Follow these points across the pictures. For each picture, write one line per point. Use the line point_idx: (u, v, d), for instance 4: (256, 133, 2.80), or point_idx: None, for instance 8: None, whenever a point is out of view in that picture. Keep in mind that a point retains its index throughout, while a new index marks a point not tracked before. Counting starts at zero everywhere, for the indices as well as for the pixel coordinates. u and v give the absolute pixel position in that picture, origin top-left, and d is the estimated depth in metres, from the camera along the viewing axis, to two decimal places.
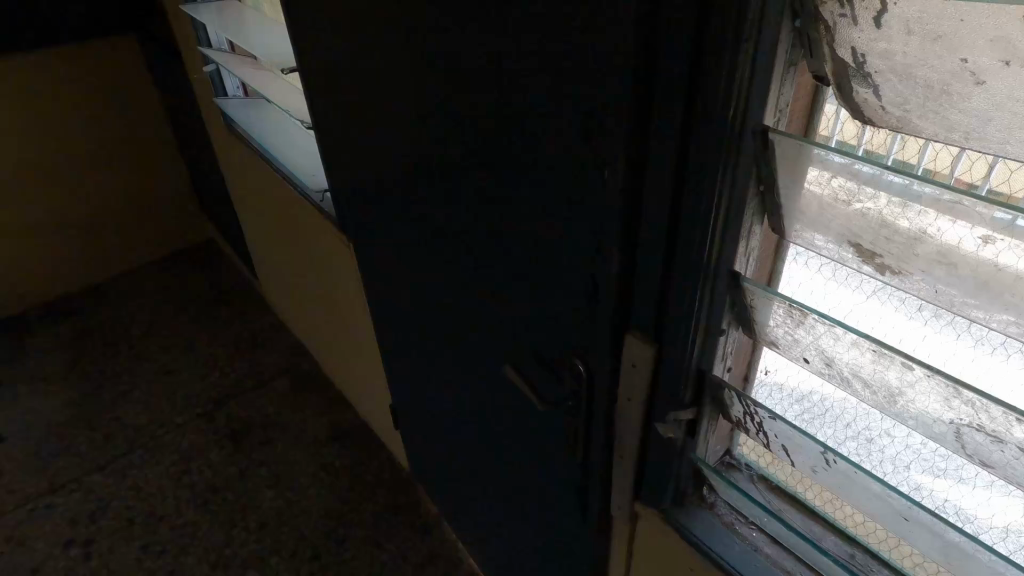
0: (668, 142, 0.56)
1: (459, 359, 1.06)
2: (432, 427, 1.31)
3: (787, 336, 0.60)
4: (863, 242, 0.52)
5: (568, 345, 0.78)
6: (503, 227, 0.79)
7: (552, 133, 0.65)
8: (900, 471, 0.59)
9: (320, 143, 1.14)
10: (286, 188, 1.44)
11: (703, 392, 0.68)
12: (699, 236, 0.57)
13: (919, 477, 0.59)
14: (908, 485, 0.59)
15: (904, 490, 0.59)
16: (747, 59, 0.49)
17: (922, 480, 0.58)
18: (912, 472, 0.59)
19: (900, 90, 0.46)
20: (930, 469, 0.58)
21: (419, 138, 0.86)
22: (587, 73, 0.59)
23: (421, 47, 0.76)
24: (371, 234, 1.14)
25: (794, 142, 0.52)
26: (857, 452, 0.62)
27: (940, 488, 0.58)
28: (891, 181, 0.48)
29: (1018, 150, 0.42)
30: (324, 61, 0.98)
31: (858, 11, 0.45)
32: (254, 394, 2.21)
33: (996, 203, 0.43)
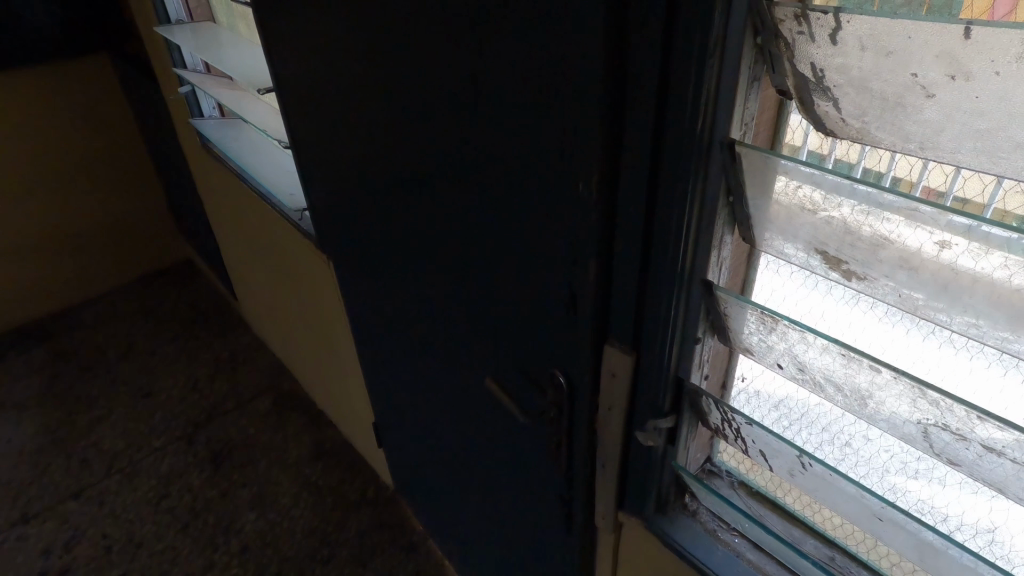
0: (641, 155, 0.58)
1: (442, 374, 1.06)
2: (420, 442, 1.31)
3: (760, 343, 0.62)
4: (828, 248, 0.53)
5: (547, 357, 0.79)
6: (481, 241, 0.81)
7: (529, 147, 0.67)
8: (875, 473, 0.61)
9: (301, 160, 1.15)
10: (265, 207, 1.45)
11: (682, 400, 0.70)
12: (673, 246, 0.60)
13: (893, 478, 0.60)
14: (883, 486, 0.60)
15: (879, 492, 0.60)
16: (712, 75, 0.51)
17: (897, 481, 0.59)
18: (887, 474, 0.60)
19: (858, 102, 0.47)
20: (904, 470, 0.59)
21: (401, 156, 0.88)
22: (559, 88, 0.61)
23: (402, 68, 0.78)
24: (355, 249, 1.14)
25: (760, 156, 0.54)
26: (832, 455, 0.64)
27: (914, 489, 0.59)
28: (853, 190, 0.49)
29: (970, 159, 0.43)
30: (306, 74, 0.99)
31: (814, 29, 0.47)
32: (233, 413, 2.12)
33: (948, 208, 0.44)
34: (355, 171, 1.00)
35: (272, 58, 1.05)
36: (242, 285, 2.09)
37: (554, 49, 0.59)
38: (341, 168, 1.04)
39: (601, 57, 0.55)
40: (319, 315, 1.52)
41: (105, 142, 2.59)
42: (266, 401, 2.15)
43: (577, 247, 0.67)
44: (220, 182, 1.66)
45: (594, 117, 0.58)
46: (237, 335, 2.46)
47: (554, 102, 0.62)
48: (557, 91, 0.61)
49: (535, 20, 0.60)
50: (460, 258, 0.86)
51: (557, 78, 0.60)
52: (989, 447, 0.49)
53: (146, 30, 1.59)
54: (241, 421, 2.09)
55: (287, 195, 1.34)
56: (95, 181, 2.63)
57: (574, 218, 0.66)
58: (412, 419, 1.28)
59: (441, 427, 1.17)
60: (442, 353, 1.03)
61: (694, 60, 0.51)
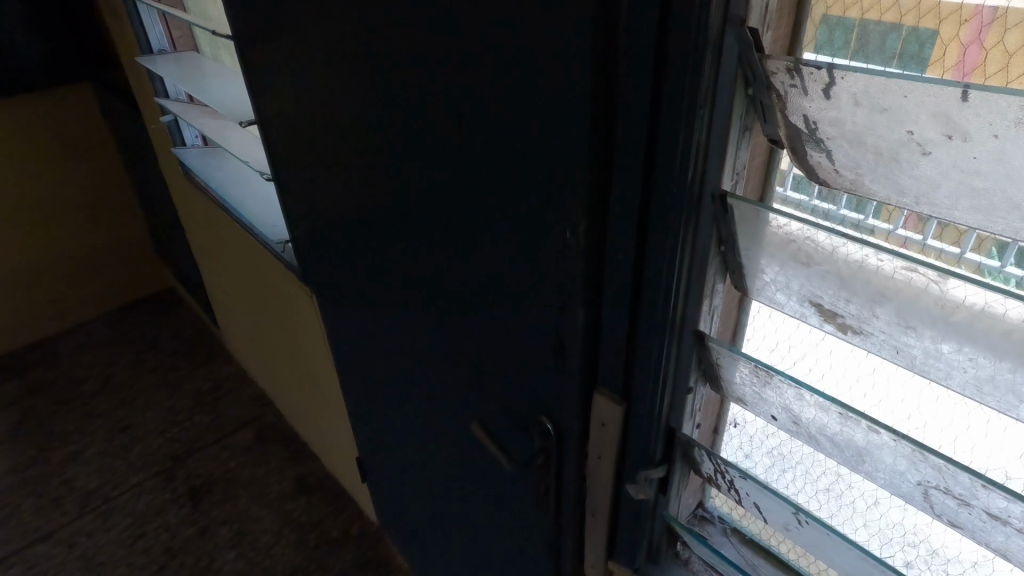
0: (631, 201, 0.56)
1: (429, 417, 1.03)
2: (406, 484, 1.27)
3: (753, 394, 0.60)
4: (823, 301, 0.52)
5: (533, 405, 0.76)
6: (468, 284, 0.79)
7: (516, 190, 0.66)
8: (875, 510, 0.62)
9: (283, 195, 1.13)
10: (247, 238, 1.42)
11: (673, 448, 0.68)
12: (664, 296, 0.58)
13: (893, 514, 0.61)
14: (886, 523, 0.61)
15: (879, 533, 0.62)
16: (702, 124, 0.50)
17: (897, 515, 0.60)
18: (888, 510, 0.61)
19: (852, 155, 0.46)
20: (902, 506, 0.60)
21: (386, 197, 0.86)
22: (545, 136, 0.59)
23: (387, 110, 0.77)
24: (339, 288, 1.12)
25: (753, 209, 0.52)
26: (828, 491, 0.65)
27: (915, 527, 0.59)
28: (850, 249, 0.48)
29: (965, 217, 0.42)
30: (289, 111, 0.98)
31: (807, 83, 0.46)
32: (213, 447, 2.07)
33: (948, 271, 0.43)
34: (340, 210, 0.98)
35: (256, 95, 1.03)
36: (224, 315, 2.05)
37: (541, 93, 0.58)
38: (326, 204, 1.02)
39: (587, 102, 0.54)
40: (303, 348, 1.50)
41: (87, 168, 2.56)
42: (248, 434, 2.11)
43: (564, 294, 0.65)
44: (203, 212, 1.64)
45: (582, 161, 0.57)
46: (219, 364, 2.42)
47: (542, 146, 0.60)
48: (545, 135, 0.59)
49: (522, 63, 0.58)
50: (447, 300, 0.84)
51: (545, 123, 0.59)
52: (994, 514, 0.47)
53: (127, 59, 1.58)
54: (221, 455, 2.04)
55: (270, 226, 1.31)
56: (76, 208, 2.59)
57: (561, 264, 0.63)
58: (398, 458, 1.24)
59: (427, 468, 1.14)
60: (429, 395, 1.00)
61: (682, 110, 0.50)
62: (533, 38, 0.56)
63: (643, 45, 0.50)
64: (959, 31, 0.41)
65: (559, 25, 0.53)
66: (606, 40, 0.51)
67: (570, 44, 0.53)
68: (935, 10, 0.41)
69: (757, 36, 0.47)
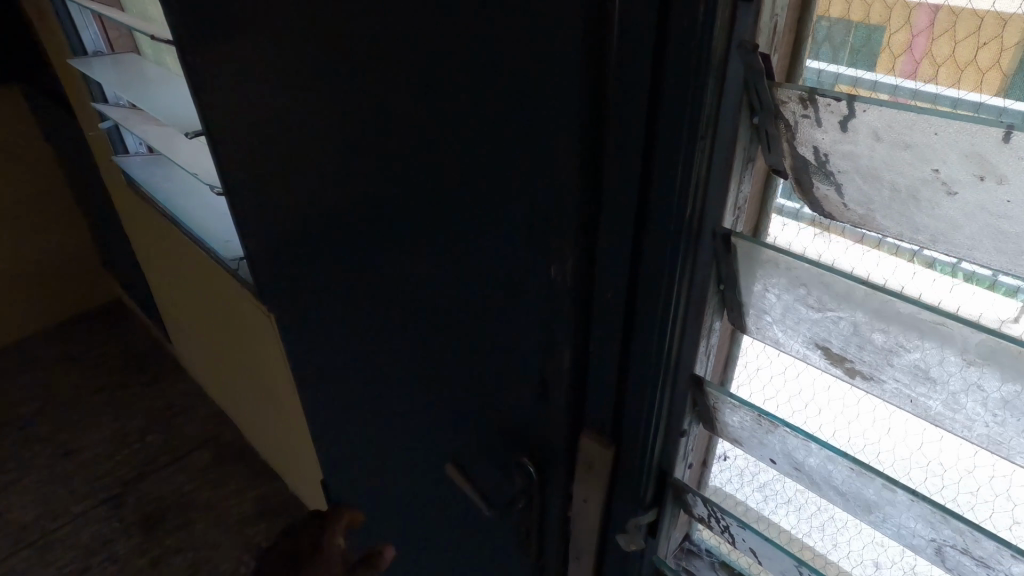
0: (622, 236, 0.51)
1: (400, 450, 0.97)
2: (376, 515, 1.21)
3: (751, 438, 0.56)
4: (831, 344, 0.48)
5: (512, 447, 0.71)
6: (439, 318, 0.73)
7: (490, 223, 0.59)
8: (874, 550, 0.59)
9: (237, 213, 1.05)
10: (199, 254, 1.34)
11: (664, 492, 0.63)
12: (658, 339, 0.53)
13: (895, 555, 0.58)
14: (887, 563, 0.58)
15: None
16: (702, 156, 0.45)
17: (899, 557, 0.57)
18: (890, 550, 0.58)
19: (864, 189, 0.43)
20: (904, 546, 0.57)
21: (350, 221, 0.80)
22: (525, 165, 0.53)
23: (348, 127, 0.70)
24: (301, 312, 1.05)
25: (758, 248, 0.47)
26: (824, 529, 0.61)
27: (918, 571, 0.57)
28: (866, 297, 0.43)
29: (987, 258, 0.39)
30: (241, 125, 0.90)
31: (822, 114, 0.41)
32: (168, 470, 1.97)
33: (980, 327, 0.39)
34: (301, 231, 0.91)
35: (202, 107, 0.95)
36: (175, 328, 1.94)
37: (520, 118, 0.52)
38: (286, 223, 0.94)
39: (574, 130, 0.48)
40: (262, 369, 1.42)
41: (22, 174, 2.40)
42: (205, 454, 2.01)
43: (547, 334, 0.59)
44: (150, 225, 1.54)
45: (568, 192, 0.51)
46: (173, 380, 2.30)
47: (523, 175, 0.54)
48: (525, 164, 0.53)
49: (497, 86, 0.52)
50: (418, 332, 0.78)
51: (525, 151, 0.53)
52: None
53: (60, 62, 1.47)
54: (176, 477, 1.94)
55: (222, 242, 1.23)
56: (12, 216, 2.43)
57: (544, 301, 0.58)
58: (367, 488, 1.18)
59: (399, 500, 1.08)
60: (400, 428, 0.94)
61: (681, 139, 0.45)
62: (510, 59, 0.50)
63: (639, 68, 0.44)
64: (976, 55, 0.38)
65: (542, 45, 0.47)
66: (595, 62, 0.45)
67: (556, 66, 0.47)
68: (951, 30, 0.39)
69: (769, 61, 0.41)
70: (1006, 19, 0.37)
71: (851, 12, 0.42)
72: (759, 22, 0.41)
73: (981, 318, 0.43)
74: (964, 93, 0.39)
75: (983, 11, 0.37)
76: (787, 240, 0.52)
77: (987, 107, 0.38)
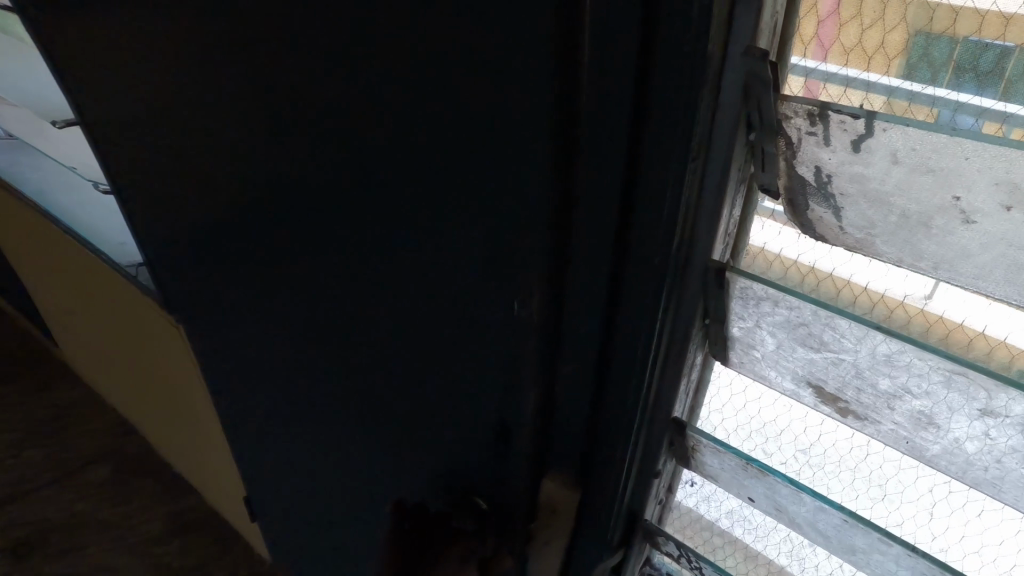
0: (596, 270, 0.45)
1: (337, 478, 0.89)
2: (306, 535, 1.12)
3: (731, 479, 0.52)
4: (825, 384, 0.43)
5: (463, 485, 0.64)
6: (378, 342, 0.65)
7: (439, 249, 0.51)
8: None
9: (135, 214, 0.92)
10: (81, 252, 1.20)
11: (633, 532, 0.59)
12: (636, 379, 0.48)
13: None
14: None
15: None
16: (693, 182, 0.39)
17: None
18: None
19: (867, 213, 0.38)
20: None
21: (274, 230, 0.70)
22: (477, 186, 0.45)
23: (267, 127, 0.61)
24: (218, 323, 0.94)
25: (757, 286, 0.43)
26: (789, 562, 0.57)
27: None
28: (878, 341, 0.39)
29: (1001, 291, 0.35)
30: (133, 115, 0.78)
31: (832, 131, 0.36)
32: (58, 488, 1.79)
33: (1006, 382, 0.35)
34: (214, 237, 0.80)
35: (87, 93, 0.82)
36: (66, 332, 1.75)
37: (474, 137, 0.43)
38: (194, 228, 0.83)
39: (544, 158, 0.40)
40: (171, 379, 1.28)
41: None
42: (109, 469, 1.83)
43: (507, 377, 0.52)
44: (25, 222, 1.36)
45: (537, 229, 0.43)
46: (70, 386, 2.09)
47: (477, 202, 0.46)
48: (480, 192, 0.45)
49: (442, 98, 0.43)
50: (354, 357, 0.70)
51: (480, 175, 0.44)
52: None
53: None
54: (71, 497, 1.77)
55: (117, 244, 1.16)
56: None
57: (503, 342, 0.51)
58: (299, 511, 1.08)
59: (333, 526, 0.99)
60: (336, 453, 0.85)
61: (672, 164, 0.38)
62: (457, 66, 0.41)
63: (616, 83, 0.37)
64: (978, 59, 0.33)
65: (495, 51, 0.39)
66: (567, 80, 0.38)
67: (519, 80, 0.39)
68: (950, 30, 0.33)
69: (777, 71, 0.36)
70: (1009, 17, 0.31)
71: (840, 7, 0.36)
72: (761, 22, 0.35)
73: (986, 328, 0.37)
74: (964, 97, 0.34)
75: (984, 10, 0.32)
76: (764, 242, 0.44)
77: (989, 114, 0.33)
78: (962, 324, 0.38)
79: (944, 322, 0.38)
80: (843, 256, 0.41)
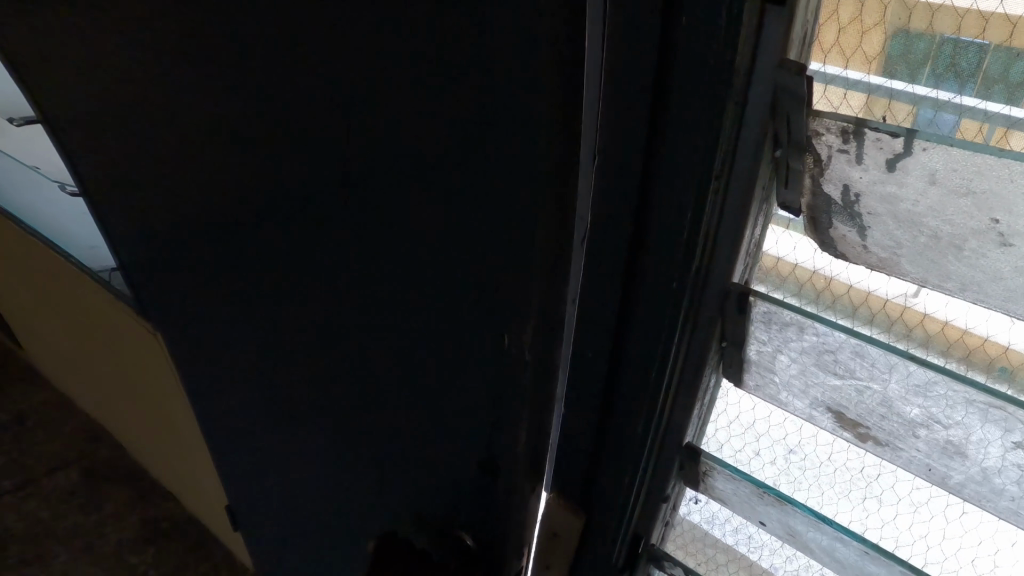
0: (609, 284, 0.43)
1: (323, 491, 0.85)
2: (290, 547, 1.07)
3: (741, 503, 0.50)
4: (846, 410, 0.41)
5: (459, 506, 0.61)
6: (368, 355, 0.62)
7: (429, 266, 0.49)
8: None
9: (106, 216, 0.88)
10: (49, 253, 1.14)
11: (638, 557, 0.57)
12: (647, 402, 0.46)
13: None
14: None
15: None
16: (714, 202, 0.37)
17: None
18: None
19: (896, 234, 0.36)
20: None
21: (258, 236, 0.66)
22: (482, 198, 0.43)
23: (250, 131, 0.57)
24: (197, 331, 0.90)
25: (779, 310, 0.41)
26: None
27: None
28: (908, 369, 0.38)
29: None
30: (102, 112, 0.73)
31: (866, 149, 0.34)
32: (14, 493, 1.68)
33: None
34: (193, 241, 0.76)
35: (53, 89, 0.77)
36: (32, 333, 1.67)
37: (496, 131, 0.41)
38: (172, 232, 0.79)
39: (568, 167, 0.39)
40: (146, 384, 1.22)
41: None
42: (71, 473, 1.72)
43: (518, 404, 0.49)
44: None
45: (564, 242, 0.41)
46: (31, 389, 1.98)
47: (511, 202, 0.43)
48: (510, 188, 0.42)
49: (438, 107, 0.41)
50: (343, 369, 0.67)
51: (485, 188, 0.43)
52: None
53: None
54: (26, 502, 1.65)
55: (87, 248, 1.11)
56: None
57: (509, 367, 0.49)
58: (283, 522, 1.04)
59: (317, 533, 0.94)
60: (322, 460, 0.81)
61: (690, 181, 0.37)
62: (460, 74, 0.39)
63: (632, 95, 0.37)
64: (1010, 68, 0.30)
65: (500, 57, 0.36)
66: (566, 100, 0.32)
67: None
68: (980, 36, 0.31)
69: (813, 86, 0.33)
70: None
71: (863, 14, 0.33)
72: (790, 31, 0.32)
73: (1012, 344, 0.35)
74: (994, 108, 0.31)
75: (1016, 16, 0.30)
76: (780, 255, 0.41)
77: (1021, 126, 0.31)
78: (988, 339, 0.36)
79: (968, 339, 0.36)
80: (863, 272, 0.39)
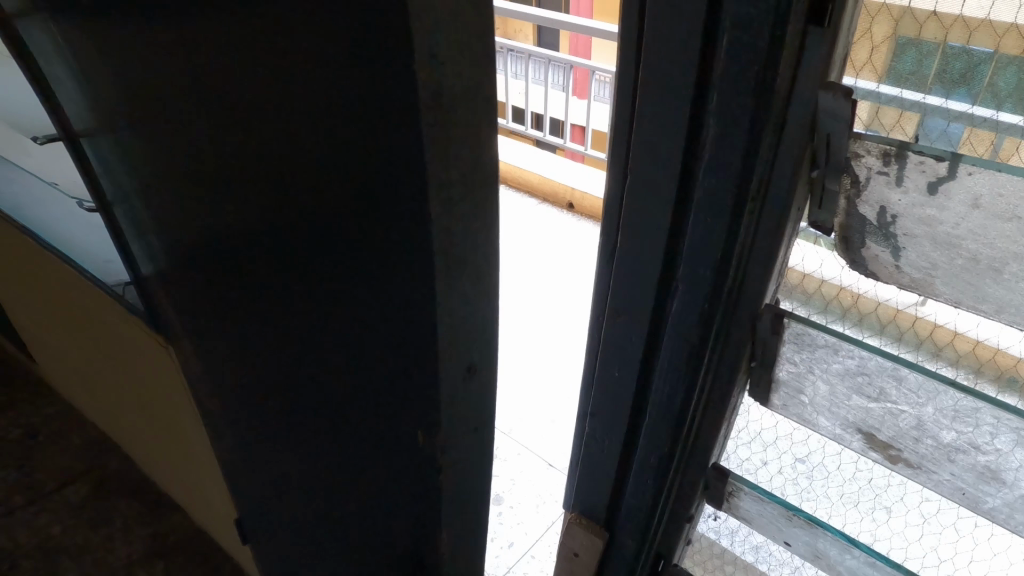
0: (641, 297, 0.43)
1: None
2: None
3: (766, 523, 0.50)
4: (878, 433, 0.41)
5: None
6: None
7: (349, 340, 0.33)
8: None
9: None
10: None
11: None
12: (675, 418, 0.46)
13: None
14: None
15: None
16: (749, 217, 0.37)
17: None
18: None
19: (932, 256, 0.35)
20: None
21: None
22: None
23: None
24: None
25: (811, 332, 0.40)
26: None
27: None
28: (944, 393, 0.37)
29: None
30: None
31: (907, 169, 0.33)
32: None
33: None
34: None
35: None
36: None
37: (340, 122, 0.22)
38: None
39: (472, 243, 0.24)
40: None
41: None
42: None
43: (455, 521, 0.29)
44: None
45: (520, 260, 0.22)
46: None
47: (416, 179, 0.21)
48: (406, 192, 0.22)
49: None
50: None
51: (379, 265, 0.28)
52: None
53: None
54: None
55: None
56: None
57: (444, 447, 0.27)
58: None
59: None
60: None
61: (725, 198, 0.37)
62: None
63: (668, 111, 0.36)
64: None
65: None
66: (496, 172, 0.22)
67: None
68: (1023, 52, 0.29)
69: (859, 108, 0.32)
70: None
71: (898, 27, 0.32)
72: (832, 51, 0.32)
73: None
74: None
75: None
76: (806, 270, 0.41)
77: None
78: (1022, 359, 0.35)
79: (1000, 358, 0.36)
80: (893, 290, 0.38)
